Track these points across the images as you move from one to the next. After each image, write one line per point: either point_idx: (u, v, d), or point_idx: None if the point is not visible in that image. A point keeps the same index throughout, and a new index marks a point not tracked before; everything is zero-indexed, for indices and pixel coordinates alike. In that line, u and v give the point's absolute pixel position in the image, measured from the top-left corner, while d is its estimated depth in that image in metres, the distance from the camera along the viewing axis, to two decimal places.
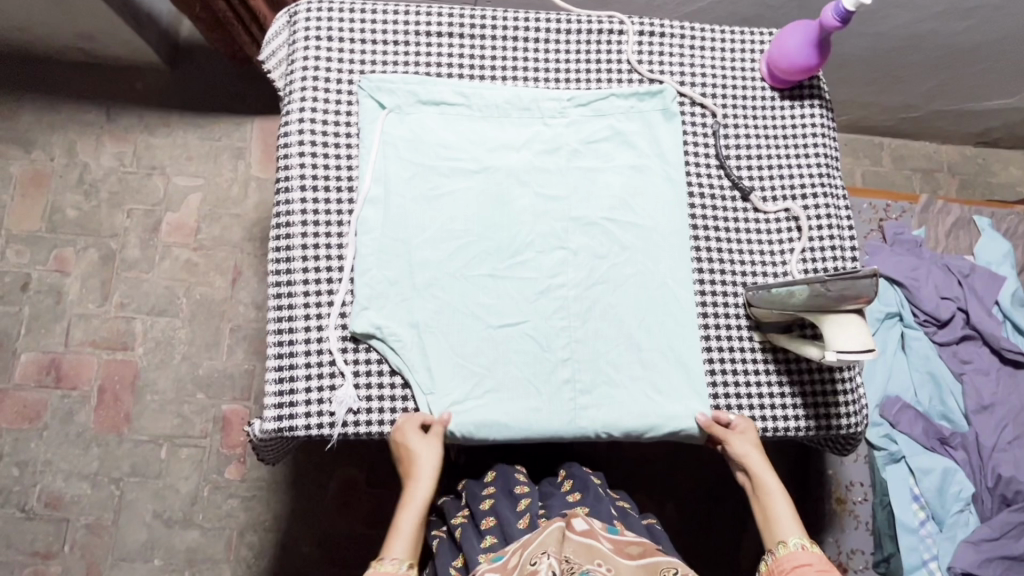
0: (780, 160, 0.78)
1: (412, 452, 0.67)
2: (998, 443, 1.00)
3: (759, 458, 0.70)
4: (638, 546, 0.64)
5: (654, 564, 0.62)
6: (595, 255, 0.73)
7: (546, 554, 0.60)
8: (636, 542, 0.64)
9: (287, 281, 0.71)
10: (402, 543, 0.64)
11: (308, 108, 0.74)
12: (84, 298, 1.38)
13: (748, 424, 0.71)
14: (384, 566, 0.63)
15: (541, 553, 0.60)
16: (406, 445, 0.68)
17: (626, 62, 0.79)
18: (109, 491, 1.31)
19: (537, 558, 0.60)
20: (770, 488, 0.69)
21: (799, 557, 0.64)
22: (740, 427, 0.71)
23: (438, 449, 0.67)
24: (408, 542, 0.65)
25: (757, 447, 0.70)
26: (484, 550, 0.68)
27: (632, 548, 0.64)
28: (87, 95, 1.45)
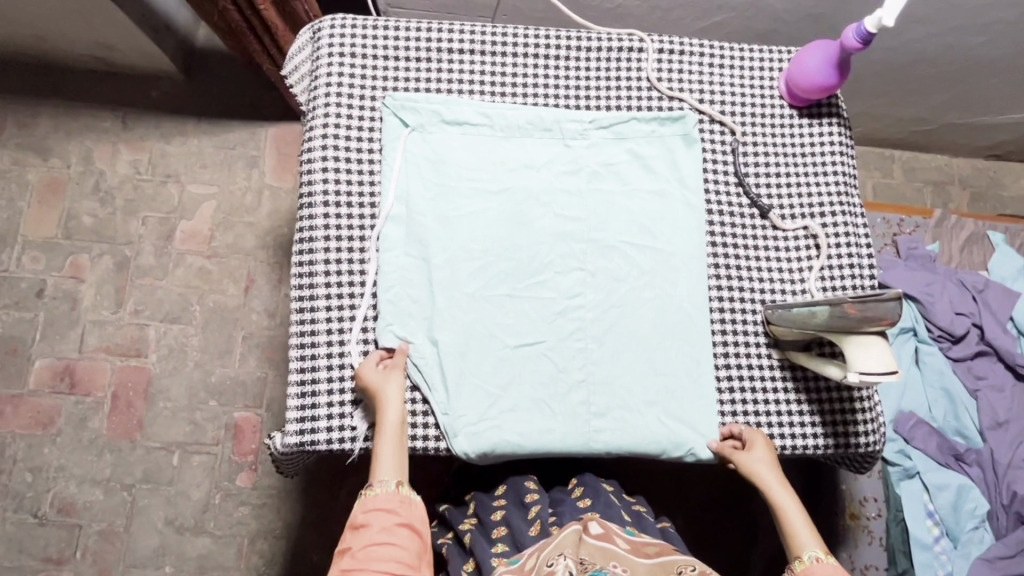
0: (798, 177, 0.78)
1: (376, 381, 0.67)
2: (1013, 460, 1.00)
3: (773, 475, 0.69)
4: (654, 546, 0.64)
5: (670, 563, 0.61)
6: (613, 277, 0.74)
7: (563, 555, 0.61)
8: (653, 542, 0.64)
9: (310, 296, 0.72)
10: (388, 465, 0.65)
11: (331, 124, 0.75)
12: (99, 305, 1.39)
13: (762, 436, 0.72)
14: (375, 491, 0.64)
15: (558, 554, 0.61)
16: (370, 375, 0.68)
17: (645, 80, 0.79)
18: (122, 497, 1.32)
19: (554, 560, 0.60)
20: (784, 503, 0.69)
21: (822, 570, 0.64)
22: (754, 440, 0.71)
23: (399, 372, 0.68)
24: (392, 462, 0.66)
25: (769, 464, 0.69)
26: (496, 556, 0.68)
27: (648, 547, 0.64)
28: (104, 104, 1.46)
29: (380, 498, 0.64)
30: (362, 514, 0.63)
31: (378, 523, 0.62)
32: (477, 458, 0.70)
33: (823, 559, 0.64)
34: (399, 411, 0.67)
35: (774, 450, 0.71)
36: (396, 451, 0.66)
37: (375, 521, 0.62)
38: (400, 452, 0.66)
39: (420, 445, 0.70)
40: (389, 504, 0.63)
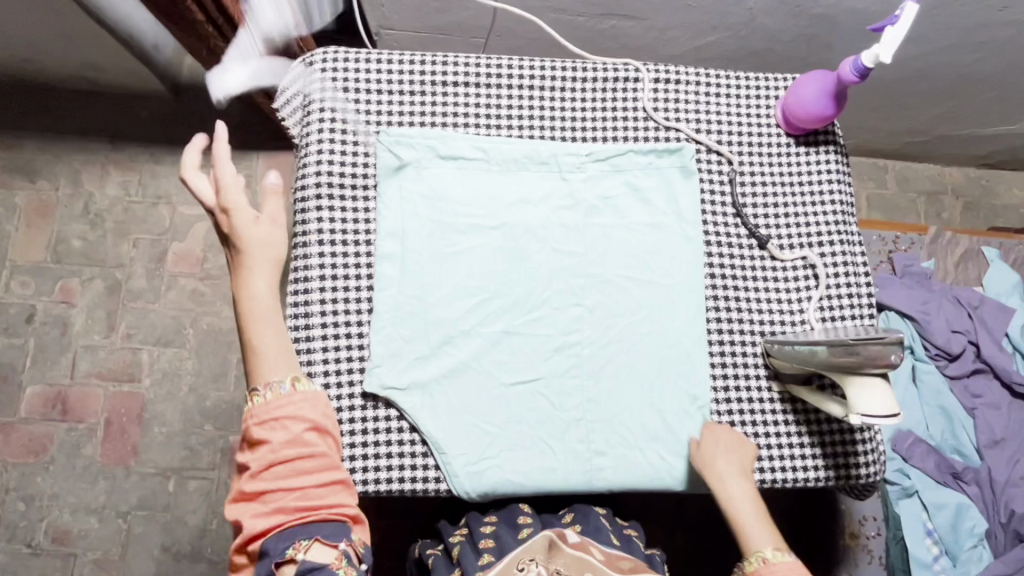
0: (796, 206, 0.78)
1: (251, 258, 0.62)
2: (1011, 478, 1.00)
3: (733, 473, 0.69)
4: (628, 561, 0.64)
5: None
6: (611, 313, 0.73)
7: (534, 561, 0.63)
8: (627, 557, 0.65)
9: (306, 337, 0.71)
10: (269, 363, 0.60)
11: (324, 161, 0.74)
12: (90, 329, 1.37)
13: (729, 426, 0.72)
14: (262, 397, 0.58)
15: (528, 560, 0.63)
16: (244, 258, 0.62)
17: (641, 110, 0.79)
18: (117, 524, 1.31)
19: (526, 565, 0.63)
20: (737, 502, 0.67)
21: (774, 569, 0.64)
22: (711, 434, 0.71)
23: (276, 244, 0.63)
24: (273, 359, 0.60)
25: (726, 460, 0.69)
26: (481, 567, 0.66)
27: (623, 562, 0.64)
28: (91, 125, 1.44)
29: (269, 405, 0.58)
30: (255, 434, 0.57)
31: (279, 437, 0.56)
32: (478, 498, 0.69)
33: (770, 559, 0.65)
34: (274, 299, 0.63)
35: (741, 446, 0.71)
36: (277, 344, 0.61)
37: (275, 435, 0.56)
38: (279, 342, 0.62)
39: (420, 487, 0.69)
40: (285, 409, 0.57)
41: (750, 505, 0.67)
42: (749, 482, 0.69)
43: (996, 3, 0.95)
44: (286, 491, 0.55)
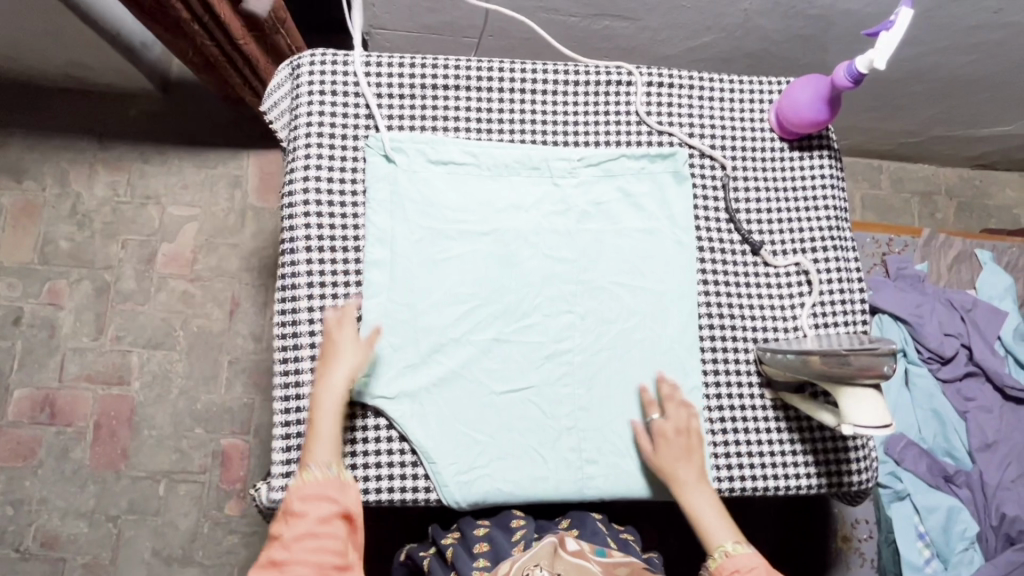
0: (789, 212, 0.78)
1: (334, 349, 0.66)
2: (1002, 481, 1.00)
3: (688, 474, 0.68)
4: (625, 568, 0.64)
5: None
6: (602, 320, 0.73)
7: (538, 566, 0.61)
8: (624, 563, 0.64)
9: (294, 345, 0.70)
10: (324, 447, 0.64)
11: (312, 165, 0.72)
12: (79, 331, 1.36)
13: (680, 425, 0.69)
14: (311, 475, 0.63)
15: (533, 565, 0.61)
16: (329, 348, 0.66)
17: (634, 114, 0.78)
18: (107, 529, 1.30)
19: (530, 570, 0.61)
20: (695, 502, 0.68)
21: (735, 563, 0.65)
22: (662, 435, 0.69)
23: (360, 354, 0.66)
24: (328, 446, 0.64)
25: (681, 462, 0.68)
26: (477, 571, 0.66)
27: (620, 569, 0.63)
28: (78, 124, 1.42)
29: (313, 485, 0.63)
30: (292, 504, 0.62)
31: (314, 513, 0.62)
32: (468, 507, 0.69)
33: (731, 554, 0.66)
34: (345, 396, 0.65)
35: (693, 443, 0.69)
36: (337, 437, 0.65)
37: (310, 511, 0.62)
38: (337, 437, 0.65)
39: (409, 496, 0.69)
40: (325, 491, 0.63)
41: (707, 503, 0.67)
42: (704, 480, 0.69)
43: (991, 5, 0.95)
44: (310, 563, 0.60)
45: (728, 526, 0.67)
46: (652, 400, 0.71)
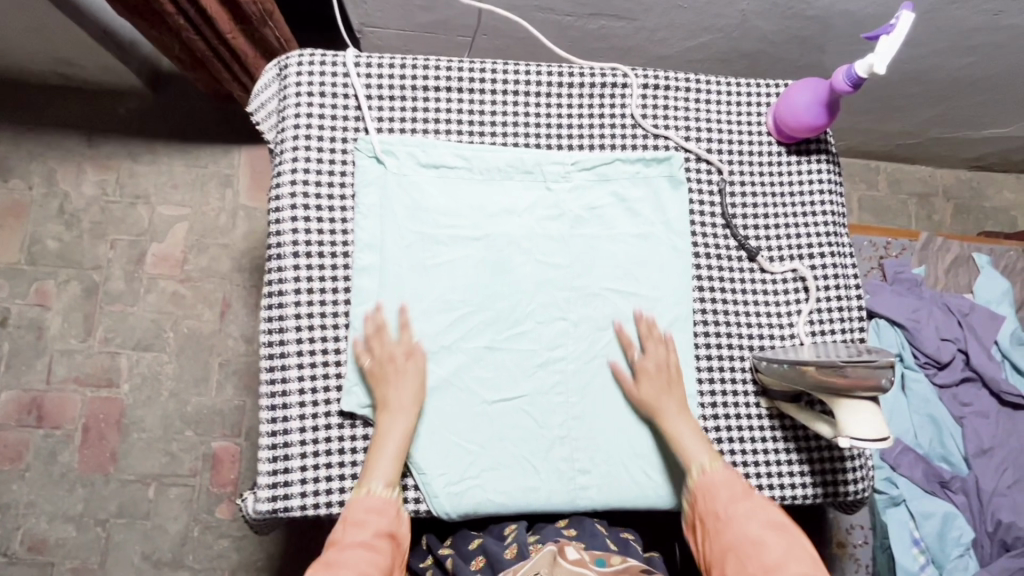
0: (786, 217, 0.77)
1: (397, 372, 0.66)
2: (998, 488, 1.00)
3: (672, 398, 0.68)
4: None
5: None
6: (596, 327, 0.71)
7: None
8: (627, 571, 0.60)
9: (280, 353, 0.68)
10: (385, 466, 0.63)
11: (300, 168, 0.71)
12: (67, 333, 1.34)
13: (659, 361, 0.69)
14: (376, 490, 0.62)
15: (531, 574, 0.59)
16: (388, 368, 0.66)
17: (629, 117, 0.76)
18: (96, 533, 1.28)
19: None
20: (675, 423, 0.67)
21: (714, 478, 0.64)
22: (650, 361, 0.69)
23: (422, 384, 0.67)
24: (391, 465, 0.63)
25: (665, 385, 0.68)
26: None
27: None
28: (66, 121, 1.39)
29: (374, 498, 0.62)
30: (351, 516, 0.61)
31: (371, 526, 0.61)
32: (458, 518, 0.68)
33: (710, 468, 0.65)
34: (411, 415, 0.65)
35: (676, 371, 0.70)
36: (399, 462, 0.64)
37: (369, 522, 0.61)
38: (400, 452, 0.64)
39: None
40: (386, 509, 0.62)
41: (689, 425, 0.67)
42: (685, 405, 0.68)
43: (992, 7, 0.93)
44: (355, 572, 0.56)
45: (707, 447, 0.66)
46: (631, 339, 0.71)
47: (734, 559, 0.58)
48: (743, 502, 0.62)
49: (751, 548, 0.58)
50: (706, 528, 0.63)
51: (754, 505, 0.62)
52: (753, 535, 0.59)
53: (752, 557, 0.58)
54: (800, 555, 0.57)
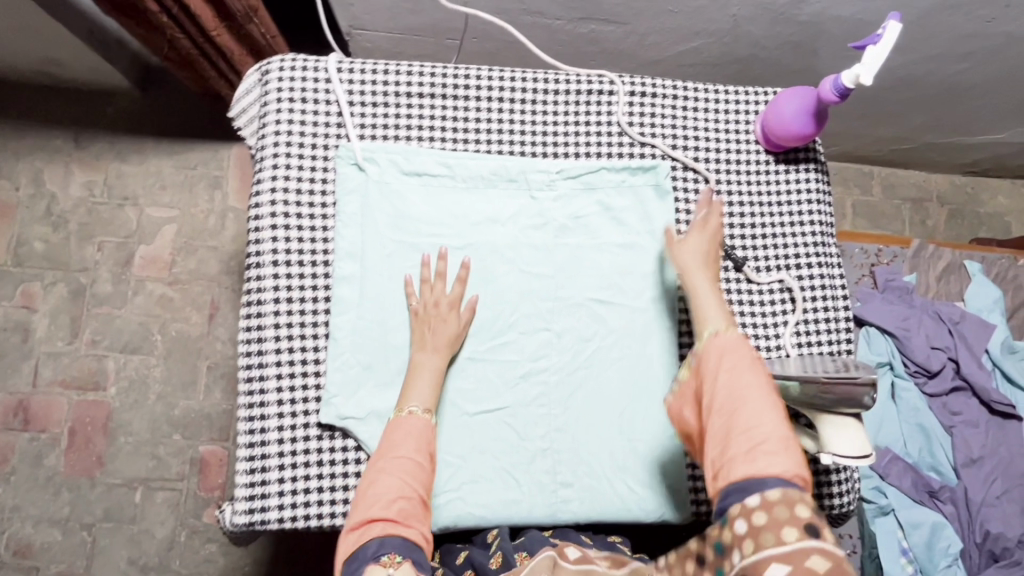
0: (773, 227, 0.76)
1: (439, 317, 0.67)
2: (987, 498, 0.99)
3: (703, 264, 0.65)
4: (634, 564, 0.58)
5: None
6: (579, 337, 0.71)
7: None
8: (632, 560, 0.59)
9: (259, 364, 0.67)
10: (423, 388, 0.64)
11: (280, 175, 0.70)
12: (53, 335, 1.33)
13: (708, 228, 0.67)
14: (415, 411, 0.62)
15: None
16: (433, 313, 0.67)
17: (616, 124, 0.75)
18: (81, 537, 1.27)
19: None
20: (698, 285, 0.64)
21: (720, 345, 0.59)
22: (699, 230, 0.67)
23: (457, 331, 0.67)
24: (427, 389, 0.64)
25: (699, 250, 0.66)
26: None
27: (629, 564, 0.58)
28: (53, 122, 1.38)
29: (415, 420, 0.62)
30: (391, 438, 0.60)
31: (412, 447, 0.60)
32: (438, 531, 0.67)
33: (721, 333, 0.60)
34: (442, 356, 0.66)
35: (714, 239, 0.67)
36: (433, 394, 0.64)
37: (407, 442, 0.60)
38: (437, 381, 0.65)
39: None
40: (424, 431, 0.62)
41: (712, 290, 0.64)
42: (714, 273, 0.66)
43: (986, 13, 0.92)
44: (403, 488, 0.57)
45: (727, 317, 0.62)
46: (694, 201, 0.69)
47: (717, 434, 0.55)
48: (744, 375, 0.57)
49: (741, 427, 0.54)
50: (696, 394, 0.59)
51: (755, 381, 0.56)
52: (743, 414, 0.54)
53: (737, 437, 0.54)
54: (787, 444, 0.53)
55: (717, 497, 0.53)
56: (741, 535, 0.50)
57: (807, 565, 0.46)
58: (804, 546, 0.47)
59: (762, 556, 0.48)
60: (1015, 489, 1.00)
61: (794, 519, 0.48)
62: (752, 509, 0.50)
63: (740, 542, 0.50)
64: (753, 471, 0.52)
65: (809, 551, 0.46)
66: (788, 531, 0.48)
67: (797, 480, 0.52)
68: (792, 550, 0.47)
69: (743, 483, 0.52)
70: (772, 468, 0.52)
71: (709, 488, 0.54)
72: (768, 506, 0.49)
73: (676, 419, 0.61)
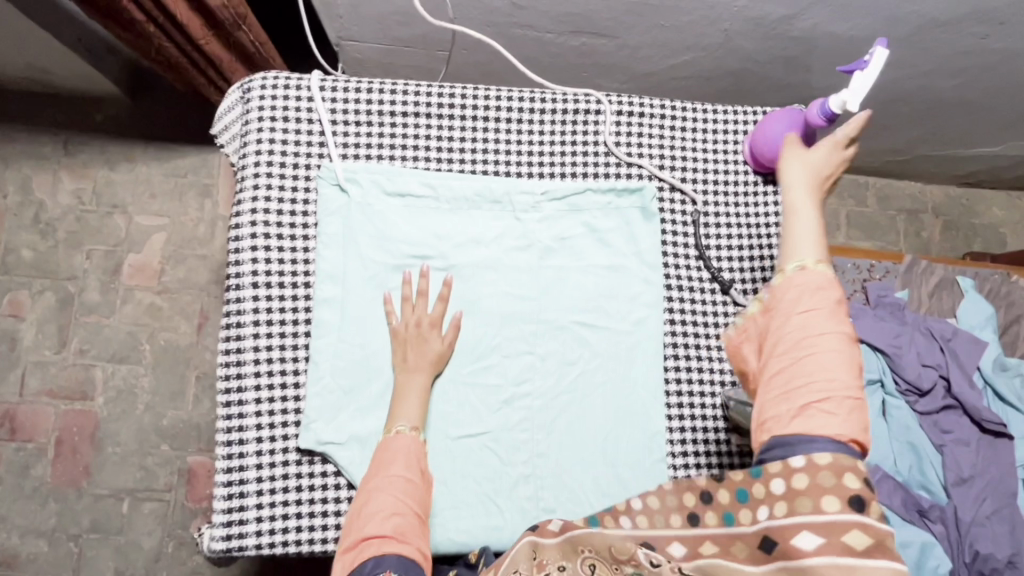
0: (761, 249, 0.75)
1: (421, 338, 0.66)
2: (977, 517, 0.97)
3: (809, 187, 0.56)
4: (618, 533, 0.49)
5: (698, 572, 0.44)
6: (563, 361, 0.70)
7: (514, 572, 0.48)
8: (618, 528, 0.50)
9: (238, 389, 0.66)
10: (412, 406, 0.63)
11: (261, 196, 0.69)
12: (41, 345, 1.32)
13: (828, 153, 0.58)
14: (402, 430, 0.60)
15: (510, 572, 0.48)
16: (414, 333, 0.66)
17: (602, 144, 0.75)
18: (68, 548, 1.26)
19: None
20: (798, 205, 0.55)
21: (806, 281, 0.49)
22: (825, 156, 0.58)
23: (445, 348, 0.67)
24: (416, 408, 0.63)
25: (806, 173, 0.57)
26: None
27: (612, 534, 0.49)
28: (42, 129, 1.37)
29: (403, 439, 0.60)
30: (382, 456, 0.58)
31: (406, 463, 0.58)
32: None
33: (810, 267, 0.50)
34: (428, 373, 0.65)
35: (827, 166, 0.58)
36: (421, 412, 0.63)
37: (400, 459, 0.58)
38: (425, 399, 0.65)
39: None
40: (417, 449, 0.59)
41: (815, 213, 0.55)
42: (820, 198, 0.56)
43: (982, 30, 0.91)
44: (398, 505, 0.54)
45: (823, 249, 0.52)
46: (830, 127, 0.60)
47: (776, 381, 0.47)
48: (825, 320, 0.47)
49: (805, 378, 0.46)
50: (764, 333, 0.51)
51: (837, 328, 0.47)
52: (812, 364, 0.46)
53: (798, 389, 0.46)
54: (853, 406, 0.45)
55: (761, 448, 0.47)
56: (777, 494, 0.44)
57: (845, 541, 0.40)
58: (847, 518, 0.41)
59: (796, 520, 0.42)
60: (1005, 509, 0.99)
61: (841, 490, 0.42)
62: (794, 470, 0.44)
63: (773, 501, 0.44)
64: (806, 429, 0.45)
65: (850, 525, 0.41)
66: (830, 500, 0.42)
67: (856, 446, 0.45)
68: (833, 520, 0.41)
69: (791, 441, 0.45)
70: (827, 430, 0.44)
71: (753, 437, 0.48)
72: (813, 470, 0.43)
73: (735, 354, 0.54)
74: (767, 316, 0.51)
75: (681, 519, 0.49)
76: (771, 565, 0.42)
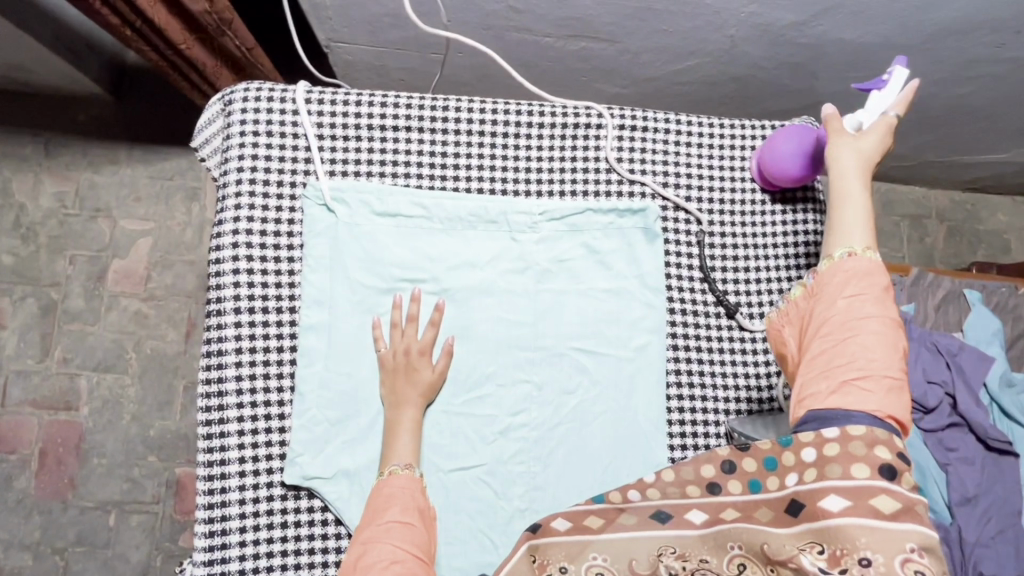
0: (768, 270, 0.72)
1: (413, 367, 0.63)
2: (981, 538, 0.92)
3: (863, 166, 0.58)
4: (631, 516, 0.51)
5: (722, 534, 0.47)
6: (562, 390, 0.67)
7: None
8: (629, 510, 0.52)
9: (220, 422, 0.63)
10: (405, 444, 0.60)
11: (244, 216, 0.65)
12: (23, 354, 1.28)
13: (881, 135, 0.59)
14: (397, 470, 0.58)
15: None
16: (404, 362, 0.63)
17: (603, 160, 0.71)
18: (53, 562, 1.23)
19: None
20: (848, 191, 0.57)
21: (855, 266, 0.53)
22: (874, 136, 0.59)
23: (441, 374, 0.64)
24: (410, 445, 0.61)
25: (857, 154, 0.58)
26: None
27: (625, 517, 0.51)
28: (22, 130, 1.32)
29: (400, 478, 0.58)
30: (378, 502, 0.55)
31: (401, 504, 0.55)
32: None
33: (859, 255, 0.53)
34: (419, 407, 0.62)
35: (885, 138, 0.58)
36: (414, 448, 0.61)
37: (395, 502, 0.55)
38: (418, 433, 0.62)
39: None
40: (412, 489, 0.57)
41: (865, 199, 0.56)
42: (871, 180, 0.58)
43: (995, 39, 0.88)
44: (395, 552, 0.51)
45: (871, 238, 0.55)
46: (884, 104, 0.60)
47: (819, 360, 0.50)
48: (869, 305, 0.51)
49: (845, 357, 0.49)
50: (805, 315, 0.54)
51: (881, 313, 0.50)
52: (854, 345, 0.49)
53: (839, 367, 0.49)
54: (892, 386, 0.48)
55: (796, 422, 0.50)
56: (807, 462, 0.47)
57: (873, 505, 0.43)
58: (874, 484, 0.44)
59: (824, 485, 0.46)
60: (1011, 530, 0.94)
61: (870, 458, 0.45)
62: (827, 440, 0.47)
63: (802, 469, 0.47)
64: (845, 404, 0.48)
65: (877, 490, 0.44)
66: (859, 468, 0.45)
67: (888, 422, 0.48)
68: (860, 486, 0.44)
69: (828, 414, 0.48)
70: (865, 405, 0.48)
71: (789, 412, 0.51)
72: (846, 440, 0.46)
73: (774, 335, 0.57)
74: (811, 300, 0.54)
75: (704, 488, 0.52)
76: (797, 525, 0.46)
